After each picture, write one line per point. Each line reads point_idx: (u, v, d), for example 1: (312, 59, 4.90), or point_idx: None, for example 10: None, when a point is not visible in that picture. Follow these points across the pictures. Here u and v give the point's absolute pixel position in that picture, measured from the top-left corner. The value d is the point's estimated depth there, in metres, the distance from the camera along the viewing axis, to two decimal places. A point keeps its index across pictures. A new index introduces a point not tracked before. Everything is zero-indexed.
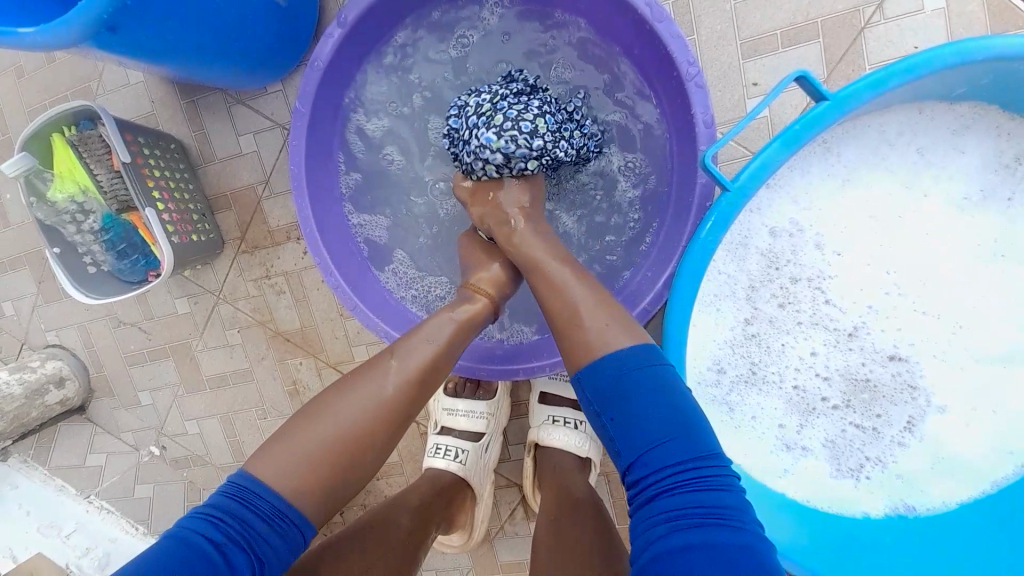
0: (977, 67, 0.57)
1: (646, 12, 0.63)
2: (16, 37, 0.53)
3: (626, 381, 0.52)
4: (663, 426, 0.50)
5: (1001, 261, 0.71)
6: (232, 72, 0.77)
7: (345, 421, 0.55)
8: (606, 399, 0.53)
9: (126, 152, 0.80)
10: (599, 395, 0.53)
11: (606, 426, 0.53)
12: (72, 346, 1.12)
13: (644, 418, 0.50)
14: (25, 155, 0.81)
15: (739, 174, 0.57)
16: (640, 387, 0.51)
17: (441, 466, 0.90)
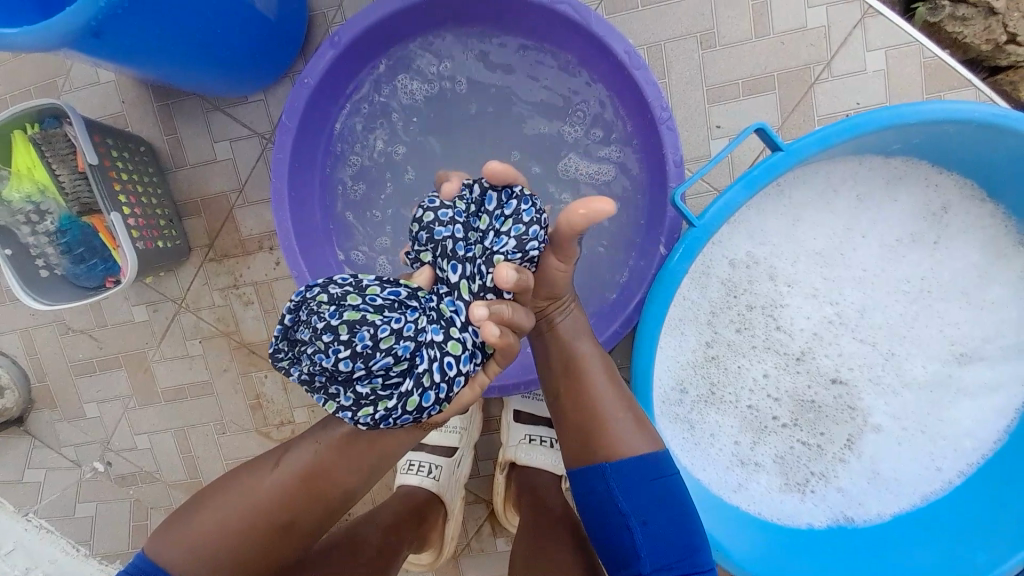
0: (909, 128, 0.65)
1: (624, 59, 0.68)
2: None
3: (654, 486, 0.61)
4: (677, 525, 0.60)
5: (930, 298, 0.78)
6: (215, 80, 0.76)
7: (209, 523, 0.61)
8: (638, 506, 0.60)
9: (93, 152, 0.78)
10: (620, 483, 0.61)
11: (637, 529, 0.60)
12: (11, 351, 1.06)
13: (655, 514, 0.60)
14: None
15: (704, 212, 0.62)
16: (667, 494, 0.61)
17: (415, 482, 0.90)
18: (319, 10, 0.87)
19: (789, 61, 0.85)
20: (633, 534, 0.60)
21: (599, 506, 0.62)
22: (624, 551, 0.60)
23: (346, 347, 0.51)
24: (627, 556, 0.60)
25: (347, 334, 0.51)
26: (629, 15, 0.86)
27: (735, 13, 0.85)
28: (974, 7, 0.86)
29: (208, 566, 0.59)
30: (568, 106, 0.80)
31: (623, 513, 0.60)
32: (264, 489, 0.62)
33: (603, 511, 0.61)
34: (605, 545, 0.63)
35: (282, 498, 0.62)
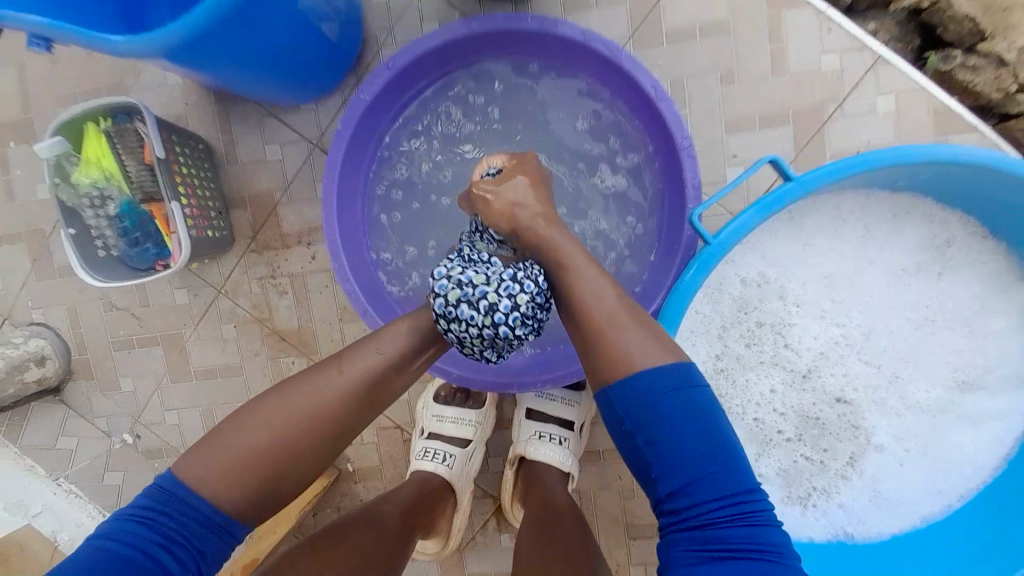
0: (916, 166, 0.70)
1: (651, 91, 0.75)
2: (107, 46, 0.59)
3: (666, 402, 0.55)
4: (697, 448, 0.54)
5: (937, 327, 0.82)
6: (276, 86, 0.83)
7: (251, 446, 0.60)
8: (644, 424, 0.55)
9: (162, 148, 0.86)
10: (627, 403, 0.56)
11: (642, 447, 0.55)
12: (55, 325, 1.13)
13: (669, 435, 0.54)
14: (59, 138, 0.84)
15: (720, 233, 0.67)
16: (684, 411, 0.55)
17: (429, 468, 0.94)
18: (371, 31, 0.94)
19: (805, 100, 0.91)
20: (643, 453, 0.56)
21: (611, 424, 0.59)
22: (641, 471, 0.57)
23: (511, 325, 0.63)
24: (646, 475, 0.56)
25: (519, 323, 0.64)
26: (656, 51, 0.93)
27: (757, 52, 0.91)
28: (985, 58, 0.90)
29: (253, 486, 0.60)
30: (596, 133, 0.87)
31: (629, 434, 0.56)
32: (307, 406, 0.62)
33: (613, 430, 0.58)
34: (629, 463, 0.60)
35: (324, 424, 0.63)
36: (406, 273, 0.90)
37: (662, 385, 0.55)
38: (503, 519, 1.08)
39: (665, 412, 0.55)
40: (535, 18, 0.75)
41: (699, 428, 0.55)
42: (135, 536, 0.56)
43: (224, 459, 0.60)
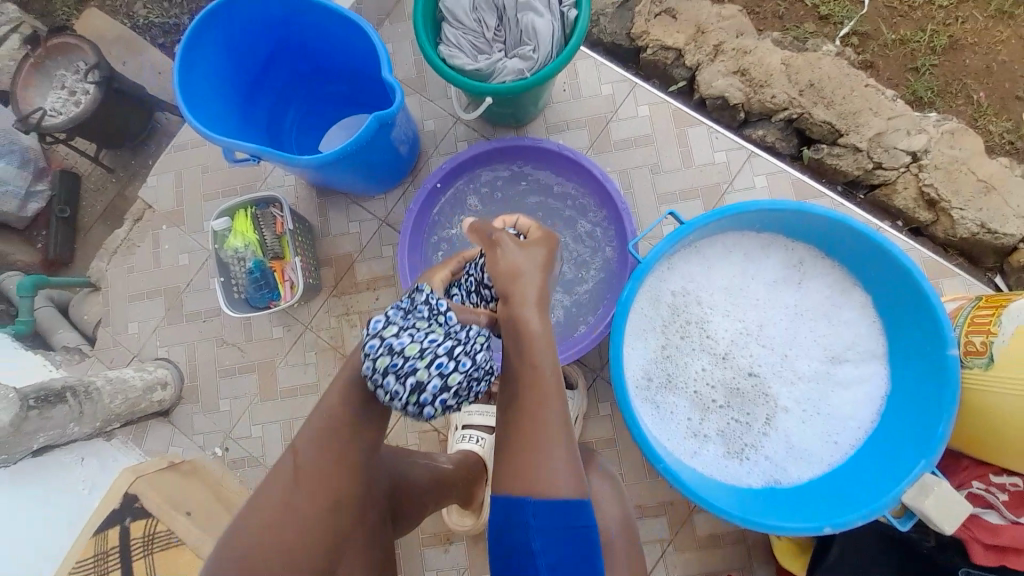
0: (762, 214, 1.14)
1: (600, 179, 1.25)
2: (292, 161, 1.08)
3: (564, 537, 0.68)
4: (577, 543, 0.68)
5: (806, 319, 1.21)
6: (366, 182, 1.33)
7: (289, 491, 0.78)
8: (531, 537, 0.68)
9: (291, 225, 1.34)
10: (527, 531, 0.68)
11: (531, 530, 0.68)
12: (176, 359, 1.49)
13: (554, 523, 0.68)
14: (225, 219, 1.32)
15: (647, 256, 1.09)
16: (576, 548, 0.68)
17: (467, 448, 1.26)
18: (424, 149, 1.49)
19: (707, 182, 1.44)
20: (532, 544, 0.67)
21: (510, 510, 0.70)
22: (520, 550, 0.68)
23: (428, 368, 0.75)
24: (519, 557, 0.68)
25: (440, 373, 0.75)
26: (607, 156, 1.47)
27: (672, 155, 1.46)
28: (845, 148, 1.43)
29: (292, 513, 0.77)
30: (570, 202, 1.36)
31: (525, 528, 0.68)
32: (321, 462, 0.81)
33: (510, 513, 0.70)
34: (501, 541, 0.70)
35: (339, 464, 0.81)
36: None
37: (546, 517, 0.68)
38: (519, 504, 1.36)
39: (559, 511, 0.68)
40: (526, 137, 1.28)
41: (578, 566, 0.68)
42: None
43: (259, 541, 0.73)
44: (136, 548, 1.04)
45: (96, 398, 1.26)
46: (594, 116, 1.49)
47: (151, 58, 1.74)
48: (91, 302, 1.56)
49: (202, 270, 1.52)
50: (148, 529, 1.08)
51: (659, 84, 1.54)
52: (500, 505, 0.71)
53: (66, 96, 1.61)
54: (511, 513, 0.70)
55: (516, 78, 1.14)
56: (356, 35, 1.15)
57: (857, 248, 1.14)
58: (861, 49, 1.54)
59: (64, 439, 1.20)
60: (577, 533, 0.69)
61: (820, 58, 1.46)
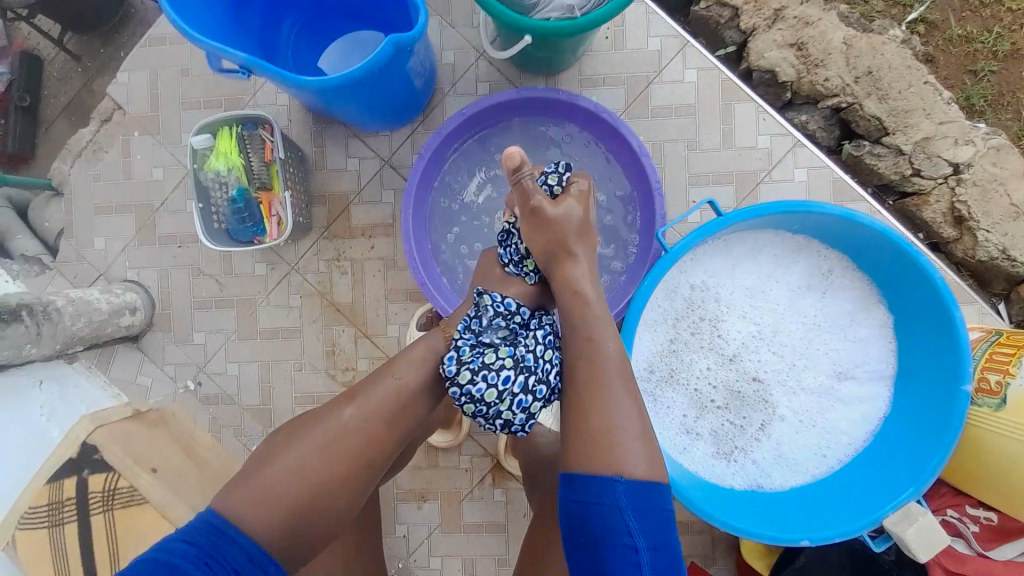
0: (802, 216, 1.05)
1: (637, 150, 1.14)
2: (292, 80, 0.92)
3: (644, 508, 0.76)
4: (657, 516, 0.77)
5: (820, 329, 1.16)
6: (371, 116, 1.18)
7: (304, 457, 0.79)
8: (617, 519, 0.74)
9: (280, 151, 1.19)
10: (616, 508, 0.75)
11: (624, 511, 0.75)
12: (147, 283, 1.37)
13: (635, 506, 0.75)
14: (207, 136, 1.17)
15: (675, 245, 1.00)
16: (654, 516, 0.77)
17: None
18: (440, 85, 1.32)
19: (741, 167, 1.33)
20: (625, 522, 0.74)
21: (598, 494, 0.75)
22: (609, 527, 0.74)
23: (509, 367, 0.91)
24: (607, 531, 0.74)
25: (520, 371, 0.91)
26: (640, 123, 1.34)
27: (711, 131, 1.33)
28: (888, 148, 1.31)
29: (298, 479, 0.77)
30: (595, 171, 1.24)
31: (619, 509, 0.75)
32: (333, 430, 0.81)
33: (596, 494, 0.75)
34: (590, 522, 0.75)
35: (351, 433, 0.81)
36: (455, 260, 1.26)
37: (634, 499, 0.75)
38: (497, 474, 1.35)
39: (639, 492, 0.76)
40: (561, 91, 1.13)
41: (662, 534, 0.77)
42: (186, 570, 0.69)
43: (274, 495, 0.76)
44: (95, 504, 0.99)
45: (57, 319, 1.14)
46: (633, 74, 1.33)
47: None
48: (53, 208, 1.41)
49: (179, 190, 1.37)
50: (109, 485, 1.01)
51: (706, 45, 1.37)
52: (576, 478, 0.78)
53: None
54: (597, 488, 0.76)
55: (562, 17, 0.96)
56: None
57: (892, 266, 1.07)
58: (925, 39, 1.39)
59: (20, 360, 1.10)
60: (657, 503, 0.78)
61: (885, 44, 1.30)
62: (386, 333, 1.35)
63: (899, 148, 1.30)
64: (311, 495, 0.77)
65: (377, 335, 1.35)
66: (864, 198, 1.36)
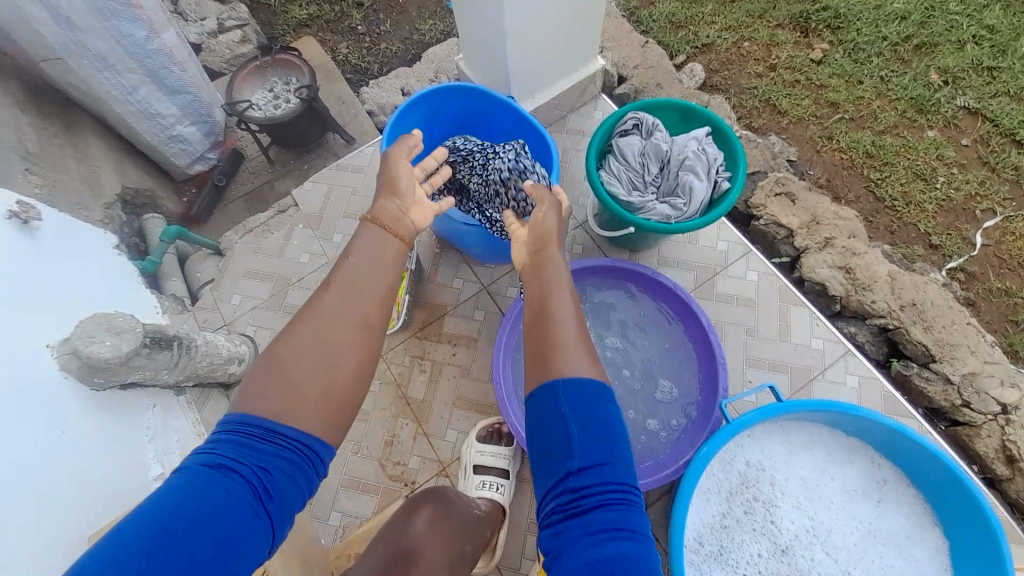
0: (858, 420, 1.15)
1: (706, 327, 1.33)
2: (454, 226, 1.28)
3: (593, 413, 0.72)
4: (602, 428, 0.71)
5: (873, 539, 1.17)
6: (491, 252, 1.47)
7: (300, 342, 0.77)
8: (557, 432, 0.71)
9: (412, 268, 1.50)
10: (566, 400, 0.73)
11: (572, 427, 0.71)
12: (258, 341, 1.60)
13: (571, 423, 0.71)
14: None
15: (737, 419, 1.11)
16: (602, 423, 0.71)
17: (488, 495, 1.31)
18: None
19: (796, 362, 1.49)
20: (567, 430, 0.71)
21: (544, 403, 0.74)
22: (557, 446, 0.71)
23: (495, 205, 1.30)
24: (557, 450, 0.71)
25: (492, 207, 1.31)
26: (707, 304, 1.56)
27: (768, 323, 1.53)
28: (935, 375, 1.44)
29: (291, 363, 0.75)
30: (666, 335, 1.43)
31: (562, 415, 0.72)
32: (340, 313, 0.81)
33: (542, 400, 0.74)
34: (539, 441, 0.73)
35: (347, 306, 0.82)
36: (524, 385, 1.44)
37: (572, 401, 0.72)
38: None
39: (586, 396, 0.73)
40: (650, 270, 1.38)
41: (615, 454, 0.70)
42: (223, 478, 0.65)
43: (271, 386, 0.73)
44: None
45: (193, 354, 1.33)
46: (705, 264, 1.60)
47: (339, 90, 2.10)
48: (209, 264, 1.73)
49: (314, 273, 1.67)
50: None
51: (764, 252, 1.64)
52: (566, 413, 0.71)
53: (272, 98, 1.90)
54: (575, 396, 0.73)
55: (661, 220, 1.27)
56: (535, 141, 1.36)
57: (948, 491, 1.11)
58: (966, 286, 1.60)
59: (152, 381, 1.26)
60: (603, 402, 0.73)
61: (927, 283, 1.52)
62: (444, 436, 1.46)
63: (944, 376, 1.42)
64: (312, 378, 0.75)
65: (435, 435, 1.46)
66: (915, 416, 1.45)
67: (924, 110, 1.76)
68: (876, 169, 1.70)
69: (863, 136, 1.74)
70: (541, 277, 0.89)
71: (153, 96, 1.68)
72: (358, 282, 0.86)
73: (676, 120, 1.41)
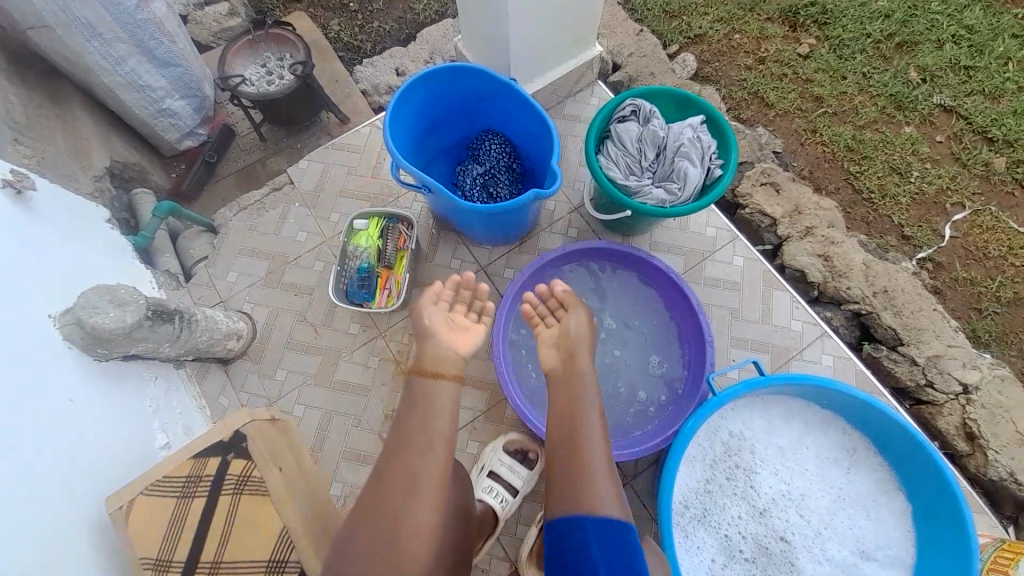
0: (834, 394, 1.24)
1: (695, 307, 1.40)
2: (455, 203, 1.29)
3: (617, 549, 0.86)
4: (623, 560, 0.86)
5: (844, 505, 1.27)
6: (489, 233, 1.51)
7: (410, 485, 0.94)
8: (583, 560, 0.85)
9: (409, 245, 1.53)
10: (592, 531, 0.87)
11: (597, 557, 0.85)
12: (255, 318, 1.60)
13: (598, 554, 0.85)
14: (363, 221, 1.53)
15: (724, 391, 1.18)
16: (624, 562, 0.86)
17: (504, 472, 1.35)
18: (540, 223, 1.68)
19: (776, 343, 1.58)
20: (592, 557, 0.85)
21: (571, 530, 0.89)
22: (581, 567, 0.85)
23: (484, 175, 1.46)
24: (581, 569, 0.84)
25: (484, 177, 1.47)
26: (696, 288, 1.63)
27: (752, 306, 1.61)
28: (902, 356, 1.55)
29: (387, 499, 0.93)
30: (657, 315, 1.50)
31: (589, 543, 0.86)
32: (443, 450, 0.99)
33: (571, 527, 0.89)
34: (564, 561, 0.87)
35: (424, 437, 0.99)
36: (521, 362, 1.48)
37: (600, 534, 0.87)
38: None
39: (613, 532, 0.88)
40: (644, 251, 1.44)
41: None
42: None
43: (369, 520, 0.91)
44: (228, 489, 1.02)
45: (193, 328, 1.33)
46: (694, 249, 1.67)
47: (334, 69, 2.08)
48: (202, 240, 1.72)
49: (312, 252, 1.68)
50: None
51: (749, 239, 1.72)
52: (591, 543, 0.86)
53: (265, 74, 1.87)
54: (604, 531, 0.88)
55: (655, 204, 1.32)
56: (535, 125, 1.39)
57: (912, 459, 1.21)
58: (934, 275, 1.71)
59: (154, 354, 1.27)
60: (627, 540, 0.88)
61: (898, 271, 1.62)
62: None
63: (910, 358, 1.53)
64: (395, 505, 0.92)
65: None
66: (884, 395, 1.56)
67: (902, 107, 1.85)
68: (855, 162, 1.79)
69: (845, 130, 1.82)
70: (578, 388, 1.06)
71: (142, 67, 1.64)
72: (427, 407, 1.02)
73: (672, 107, 1.45)
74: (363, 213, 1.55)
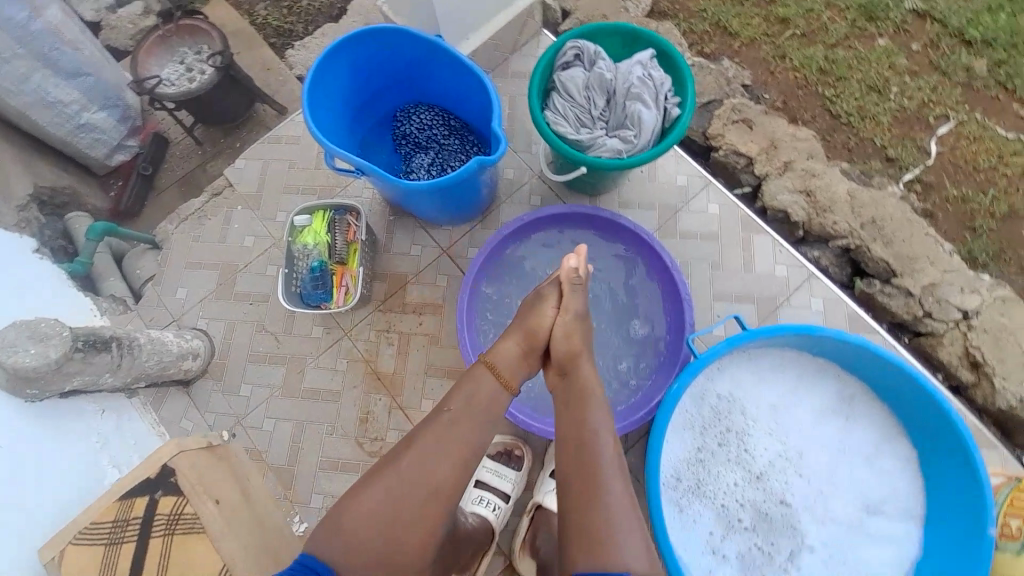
0: (824, 340, 1.15)
1: (669, 263, 1.30)
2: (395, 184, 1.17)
3: None
4: None
5: (844, 457, 1.21)
6: (444, 212, 1.40)
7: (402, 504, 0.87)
8: None
9: (361, 235, 1.42)
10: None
11: None
12: (212, 333, 1.51)
13: None
14: (306, 217, 1.41)
15: (705, 352, 1.09)
16: None
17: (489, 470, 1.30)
18: (500, 195, 1.56)
19: (763, 291, 1.49)
20: None
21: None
22: None
23: None
24: None
25: None
26: (672, 243, 1.53)
27: (733, 256, 1.51)
28: (897, 289, 1.45)
29: (376, 529, 0.86)
30: (631, 277, 1.40)
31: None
32: (440, 478, 0.91)
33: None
34: None
35: (431, 470, 0.91)
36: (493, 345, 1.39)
37: None
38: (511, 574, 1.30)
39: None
40: (609, 212, 1.33)
41: None
42: None
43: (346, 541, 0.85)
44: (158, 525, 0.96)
45: (136, 354, 1.24)
46: (666, 202, 1.56)
47: (263, 55, 1.92)
48: (146, 258, 1.61)
49: (262, 256, 1.57)
50: (122, 513, 0.97)
51: (725, 183, 1.61)
52: None
53: (184, 70, 1.72)
54: None
55: (612, 156, 1.21)
56: (474, 85, 1.26)
57: (911, 401, 1.14)
58: (924, 197, 1.60)
59: (94, 386, 1.18)
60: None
61: (885, 198, 1.52)
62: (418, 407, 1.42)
63: (905, 289, 1.44)
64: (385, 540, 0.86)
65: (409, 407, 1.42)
66: (880, 331, 1.47)
67: (874, 18, 1.71)
68: (829, 86, 1.66)
69: (816, 52, 1.68)
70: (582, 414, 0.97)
71: (49, 81, 1.47)
72: (413, 475, 0.90)
73: (620, 46, 1.32)
74: (304, 208, 1.42)
